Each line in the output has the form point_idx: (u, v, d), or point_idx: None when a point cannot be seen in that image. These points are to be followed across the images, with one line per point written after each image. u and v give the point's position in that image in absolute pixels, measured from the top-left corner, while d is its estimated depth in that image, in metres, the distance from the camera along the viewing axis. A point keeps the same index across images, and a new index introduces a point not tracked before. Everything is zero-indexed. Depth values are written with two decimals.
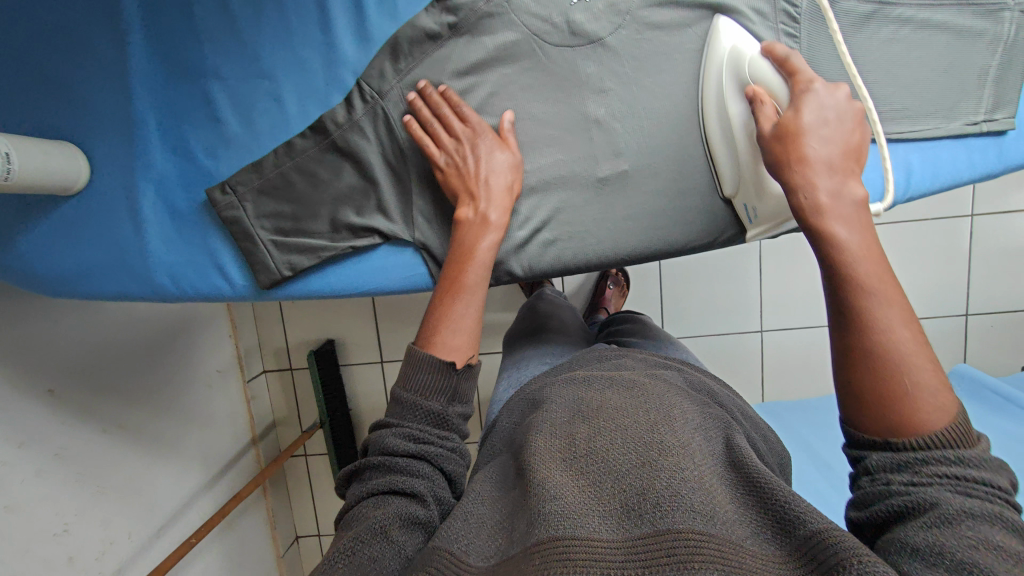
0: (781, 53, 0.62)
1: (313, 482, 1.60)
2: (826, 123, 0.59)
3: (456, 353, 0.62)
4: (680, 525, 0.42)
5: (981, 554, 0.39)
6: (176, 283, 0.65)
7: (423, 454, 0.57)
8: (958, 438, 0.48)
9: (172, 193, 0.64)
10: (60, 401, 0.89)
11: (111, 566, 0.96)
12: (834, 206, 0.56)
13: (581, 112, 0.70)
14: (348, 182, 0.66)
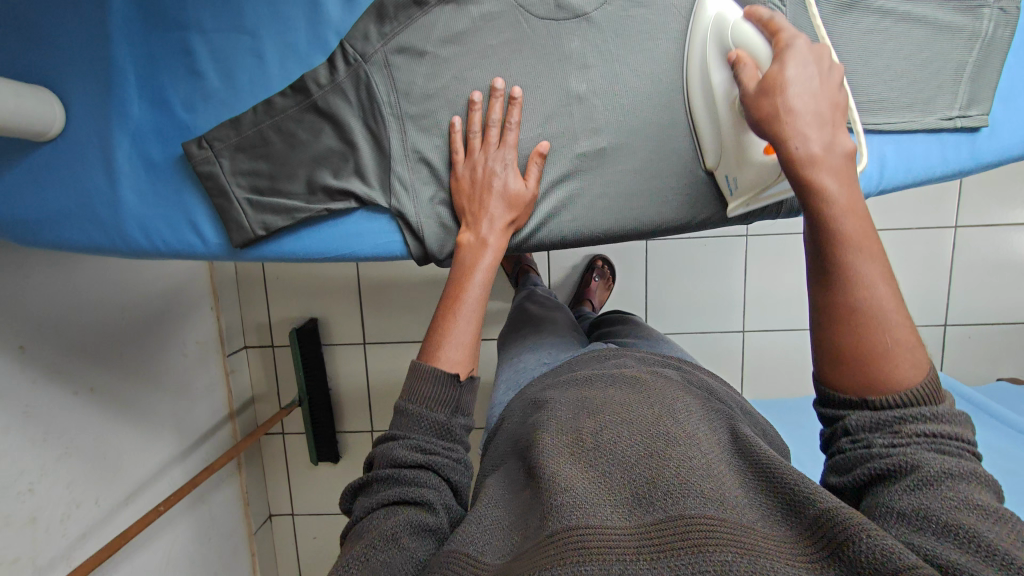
0: (765, 15, 0.59)
1: (289, 461, 1.60)
2: (811, 74, 0.56)
3: (451, 364, 0.64)
4: (690, 510, 0.45)
5: (963, 512, 0.43)
6: (149, 237, 0.64)
7: (429, 465, 0.58)
8: (929, 396, 0.53)
9: (148, 145, 0.63)
10: (31, 360, 0.88)
11: (75, 529, 0.95)
12: (827, 158, 0.54)
13: (564, 87, 0.68)
14: (326, 144, 0.65)
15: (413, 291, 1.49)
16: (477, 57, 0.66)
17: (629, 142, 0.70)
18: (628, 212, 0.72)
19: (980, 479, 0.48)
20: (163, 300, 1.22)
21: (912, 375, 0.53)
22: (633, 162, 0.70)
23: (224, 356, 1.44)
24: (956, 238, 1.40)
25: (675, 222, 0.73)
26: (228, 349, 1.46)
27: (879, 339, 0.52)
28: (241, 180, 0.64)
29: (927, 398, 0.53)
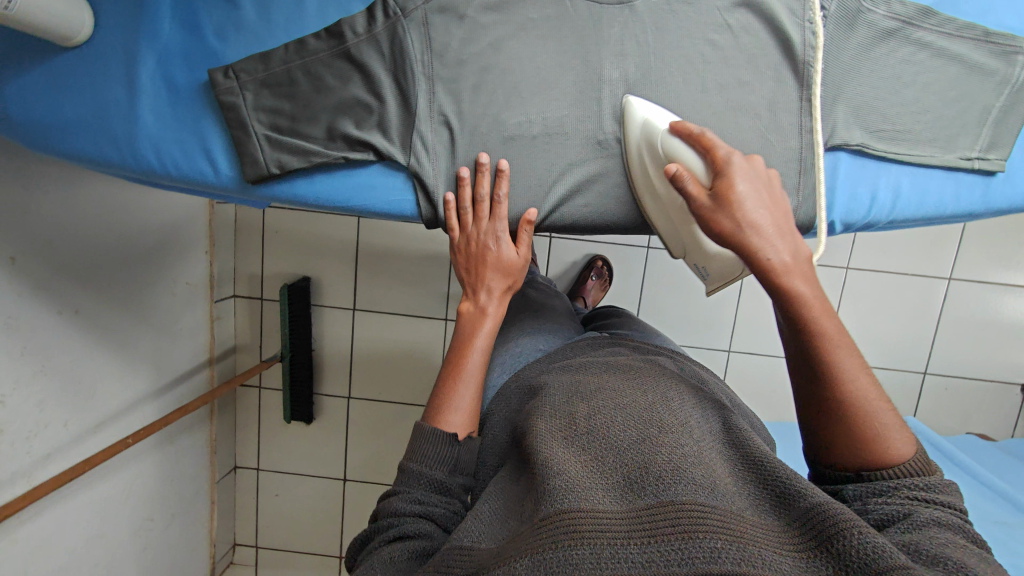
0: (694, 129, 0.61)
1: (262, 416, 1.59)
2: (756, 191, 0.59)
3: (461, 426, 0.70)
4: (682, 498, 0.48)
5: (952, 549, 0.45)
6: (160, 162, 0.59)
7: (427, 515, 0.63)
8: (920, 468, 0.55)
9: (173, 67, 0.58)
10: (19, 272, 0.87)
11: (41, 450, 0.94)
12: (795, 265, 0.58)
13: (597, 74, 0.65)
14: (352, 93, 0.61)
15: (409, 264, 1.49)
16: (516, 28, 0.63)
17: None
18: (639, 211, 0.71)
19: (970, 534, 0.49)
20: (160, 236, 1.22)
21: (906, 445, 0.56)
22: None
23: (212, 302, 1.44)
24: (947, 290, 1.43)
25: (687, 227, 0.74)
26: (216, 295, 1.45)
27: (870, 429, 0.55)
28: (262, 116, 0.59)
29: (916, 468, 0.55)
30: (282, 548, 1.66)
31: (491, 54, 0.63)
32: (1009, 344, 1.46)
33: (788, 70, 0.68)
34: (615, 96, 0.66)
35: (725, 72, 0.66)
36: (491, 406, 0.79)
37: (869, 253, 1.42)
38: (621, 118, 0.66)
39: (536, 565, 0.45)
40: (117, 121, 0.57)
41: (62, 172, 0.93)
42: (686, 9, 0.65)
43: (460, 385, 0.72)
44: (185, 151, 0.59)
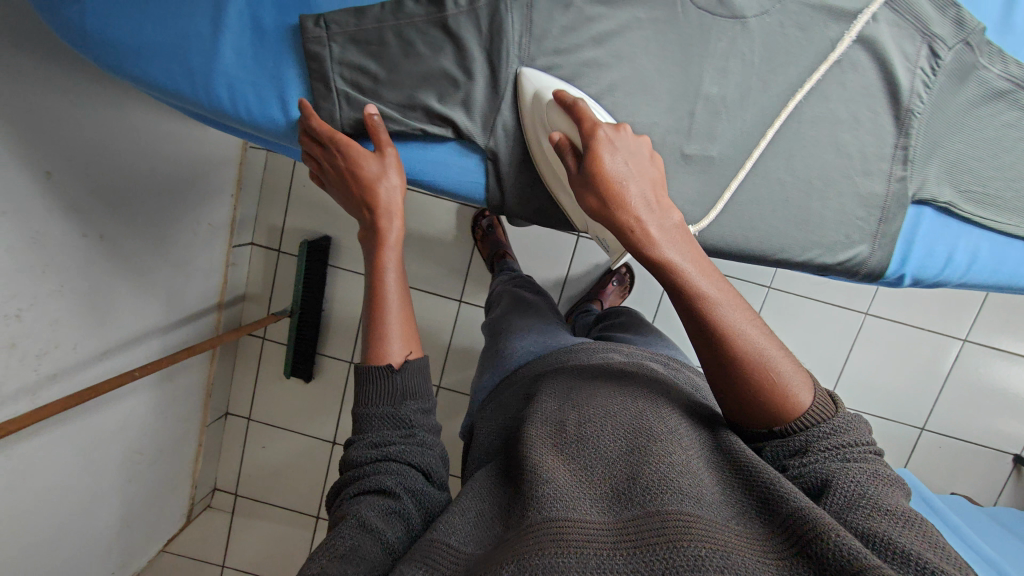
0: (567, 98, 0.57)
1: (261, 367, 1.59)
2: (626, 163, 0.57)
3: (396, 353, 0.70)
4: (669, 508, 0.48)
5: (878, 520, 0.46)
6: (235, 107, 0.57)
7: (392, 458, 0.63)
8: (824, 412, 0.56)
9: (260, 4, 0.55)
10: (52, 187, 0.85)
11: (47, 369, 0.93)
12: (665, 234, 0.57)
13: (694, 86, 0.64)
14: (442, 65, 0.59)
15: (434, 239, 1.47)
16: (623, 24, 0.61)
17: (736, 160, 0.68)
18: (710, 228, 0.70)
19: (882, 478, 0.52)
20: (189, 170, 1.20)
21: (805, 389, 0.57)
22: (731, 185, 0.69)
23: (230, 247, 1.42)
24: (960, 350, 1.44)
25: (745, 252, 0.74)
26: (235, 240, 1.43)
27: (766, 390, 0.56)
28: (347, 74, 0.58)
29: (822, 413, 0.56)
30: (261, 499, 1.66)
31: (589, 45, 0.61)
32: (1011, 413, 1.47)
33: (890, 114, 0.69)
34: (709, 111, 0.66)
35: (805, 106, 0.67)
36: (482, 427, 0.79)
37: (891, 301, 1.43)
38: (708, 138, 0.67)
39: (521, 566, 0.44)
40: (196, 55, 0.54)
41: (108, 92, 0.91)
42: (797, 31, 0.63)
43: (385, 312, 0.71)
44: (262, 98, 0.58)
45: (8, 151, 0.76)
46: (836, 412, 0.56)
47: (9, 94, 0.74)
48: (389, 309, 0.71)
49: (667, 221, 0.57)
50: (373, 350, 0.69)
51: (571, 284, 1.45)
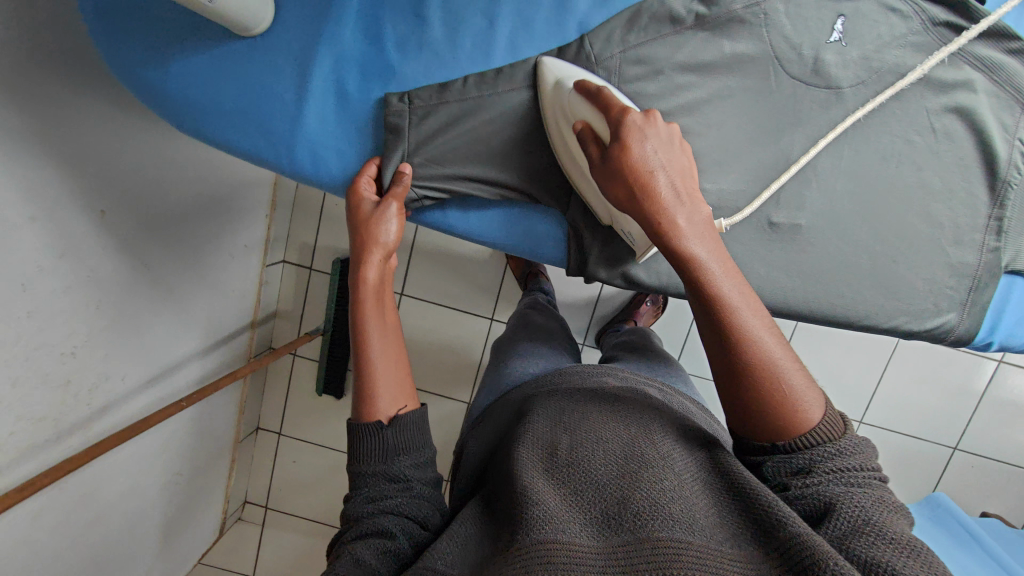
0: (592, 86, 0.55)
1: (292, 383, 1.59)
2: (658, 151, 0.53)
3: (387, 408, 0.59)
4: (659, 535, 0.46)
5: (882, 550, 0.41)
6: (314, 168, 0.59)
7: (384, 507, 0.55)
8: (832, 430, 0.51)
9: (346, 74, 0.57)
10: (106, 225, 0.85)
11: (99, 402, 0.94)
12: (690, 228, 0.53)
13: (782, 153, 0.65)
14: (526, 135, 0.63)
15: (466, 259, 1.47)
16: (712, 93, 0.63)
17: (822, 226, 0.67)
18: (794, 291, 0.68)
19: (891, 505, 0.46)
20: (228, 196, 1.19)
21: (814, 400, 0.51)
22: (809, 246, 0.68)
23: (263, 265, 1.41)
24: (997, 372, 1.43)
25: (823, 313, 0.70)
26: (268, 259, 1.42)
27: (774, 401, 0.51)
28: (425, 142, 0.60)
29: (831, 431, 0.51)
30: (291, 513, 1.67)
31: (674, 112, 0.61)
32: None
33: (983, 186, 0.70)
34: (798, 179, 0.66)
35: (880, 166, 0.67)
36: (467, 442, 0.74)
37: None
38: (797, 204, 0.67)
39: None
40: (277, 119, 0.56)
41: (160, 128, 0.91)
42: (897, 103, 0.66)
43: (377, 369, 0.60)
44: (340, 157, 0.60)
45: (69, 194, 0.76)
46: (845, 431, 0.51)
47: (70, 139, 0.74)
48: (380, 364, 0.60)
49: (693, 213, 0.53)
50: (362, 409, 0.59)
51: (602, 303, 1.43)
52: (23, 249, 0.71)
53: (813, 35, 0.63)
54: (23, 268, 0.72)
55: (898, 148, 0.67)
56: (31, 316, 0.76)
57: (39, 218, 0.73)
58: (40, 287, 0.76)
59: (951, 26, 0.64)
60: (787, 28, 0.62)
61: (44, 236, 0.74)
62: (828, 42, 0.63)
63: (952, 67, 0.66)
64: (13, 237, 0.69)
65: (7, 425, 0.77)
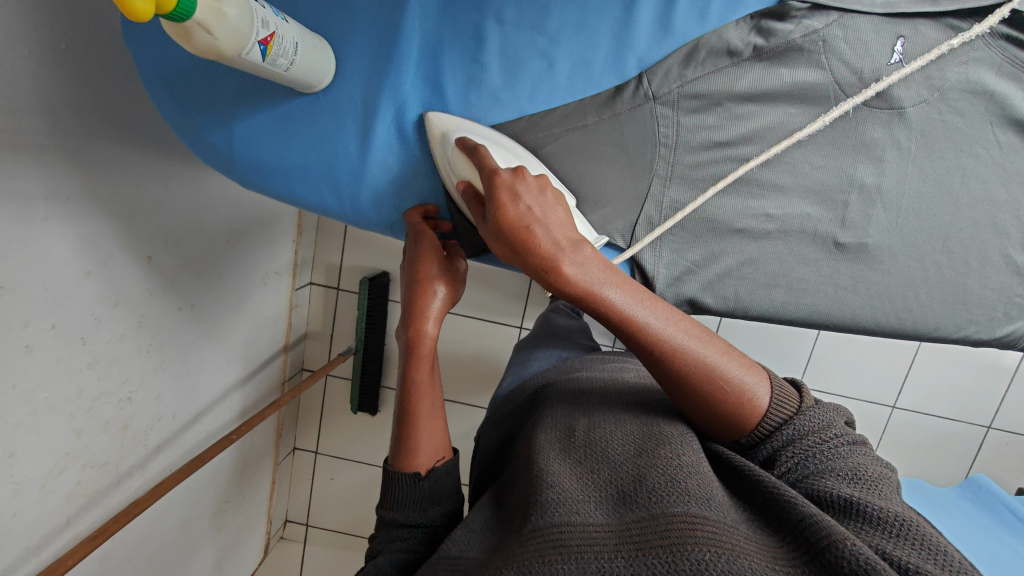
0: (470, 143, 0.54)
1: (327, 402, 1.59)
2: (532, 195, 0.52)
3: (426, 461, 0.59)
4: (673, 510, 0.39)
5: (865, 532, 0.39)
6: (378, 213, 0.62)
7: (409, 540, 0.54)
8: (788, 404, 0.49)
9: (407, 122, 0.59)
10: (154, 269, 0.85)
11: (154, 440, 0.95)
12: (574, 252, 0.50)
13: (846, 174, 0.61)
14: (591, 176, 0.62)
15: None
16: (772, 121, 0.60)
17: (889, 244, 0.63)
18: (867, 308, 0.65)
19: (869, 474, 0.43)
20: (265, 225, 1.18)
21: (762, 383, 0.50)
22: (888, 265, 0.64)
23: (292, 289, 1.37)
24: None
25: (905, 325, 0.66)
26: (298, 283, 1.39)
27: (721, 404, 0.49)
28: None
29: (786, 405, 0.49)
30: (335, 530, 1.66)
31: (740, 143, 0.61)
32: None
33: None
34: (864, 200, 0.62)
35: (964, 169, 0.61)
36: (485, 432, 0.69)
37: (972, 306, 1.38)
38: (864, 225, 0.63)
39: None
40: (341, 170, 0.59)
41: (195, 169, 0.90)
42: (960, 120, 0.60)
43: (422, 419, 0.60)
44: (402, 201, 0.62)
45: (117, 244, 0.76)
46: (803, 404, 0.49)
47: (116, 192, 0.74)
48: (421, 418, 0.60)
49: (578, 257, 0.50)
50: (402, 460, 0.58)
51: None
52: (79, 305, 0.72)
53: (873, 58, 0.57)
54: (82, 322, 0.73)
55: (964, 164, 0.61)
56: (91, 367, 0.77)
57: (95, 271, 0.73)
58: (96, 340, 0.76)
59: (1010, 39, 0.57)
60: (848, 53, 0.57)
61: (99, 289, 0.75)
62: (889, 63, 0.57)
63: (1007, 79, 0.58)
64: (72, 293, 0.70)
65: (76, 472, 0.79)
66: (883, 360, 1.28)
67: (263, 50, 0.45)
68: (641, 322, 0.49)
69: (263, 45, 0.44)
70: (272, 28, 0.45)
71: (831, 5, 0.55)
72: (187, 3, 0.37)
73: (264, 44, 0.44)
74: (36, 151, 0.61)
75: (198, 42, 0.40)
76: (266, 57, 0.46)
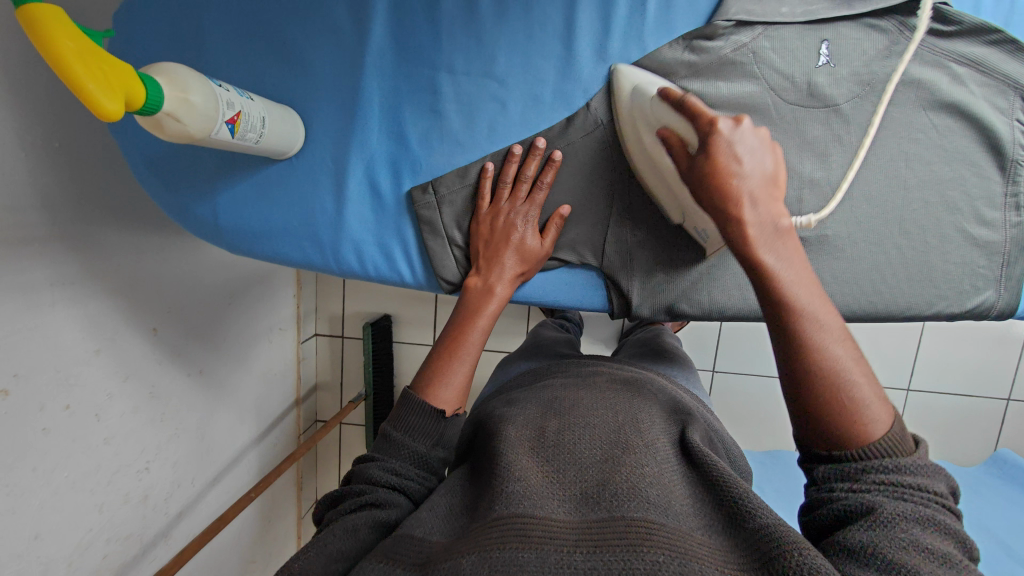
0: (676, 95, 0.51)
1: (343, 451, 1.58)
2: (747, 151, 0.49)
3: (450, 402, 0.60)
4: (632, 512, 0.41)
5: (910, 555, 0.37)
6: (360, 263, 0.64)
7: (403, 488, 0.53)
8: (895, 447, 0.45)
9: (378, 173, 0.62)
10: (160, 340, 0.89)
11: (175, 507, 0.96)
12: (763, 237, 0.49)
13: (796, 172, 0.64)
14: (554, 203, 0.65)
15: None
16: None
17: (850, 233, 0.65)
18: (841, 296, 0.67)
19: (942, 530, 0.40)
20: (263, 282, 1.21)
21: (881, 419, 0.46)
22: (850, 252, 0.66)
23: (299, 342, 1.39)
24: None
25: (883, 308, 0.67)
26: (302, 336, 1.41)
27: (834, 415, 0.46)
28: (460, 220, 0.65)
29: (894, 448, 0.45)
30: None
31: None
32: None
33: (994, 166, 0.65)
34: (816, 193, 0.64)
35: (910, 154, 0.64)
36: None
37: None
38: (823, 217, 0.65)
39: (482, 562, 0.38)
40: (321, 225, 0.62)
41: (188, 239, 0.94)
42: (895, 109, 0.63)
43: (462, 360, 0.62)
44: (382, 248, 0.65)
45: (122, 319, 0.80)
46: (909, 456, 0.45)
47: (117, 270, 0.78)
48: (462, 356, 0.62)
49: (773, 220, 0.50)
50: (427, 390, 0.60)
51: None
52: (90, 383, 0.75)
53: (801, 63, 0.61)
54: (95, 399, 0.76)
55: (906, 149, 0.64)
56: (108, 441, 0.79)
57: (104, 348, 0.77)
58: (111, 415, 0.79)
59: (928, 30, 0.61)
60: (777, 61, 0.61)
61: (109, 365, 0.78)
62: (818, 65, 0.61)
63: (932, 67, 0.62)
64: (83, 373, 0.74)
65: (101, 547, 0.80)
66: (887, 344, 1.28)
67: (231, 128, 0.49)
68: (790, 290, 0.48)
69: (230, 123, 0.48)
70: (237, 107, 0.49)
71: (755, 20, 0.59)
72: (153, 99, 0.42)
73: (232, 122, 0.48)
74: (40, 243, 0.66)
75: (170, 130, 0.45)
76: (234, 133, 0.49)
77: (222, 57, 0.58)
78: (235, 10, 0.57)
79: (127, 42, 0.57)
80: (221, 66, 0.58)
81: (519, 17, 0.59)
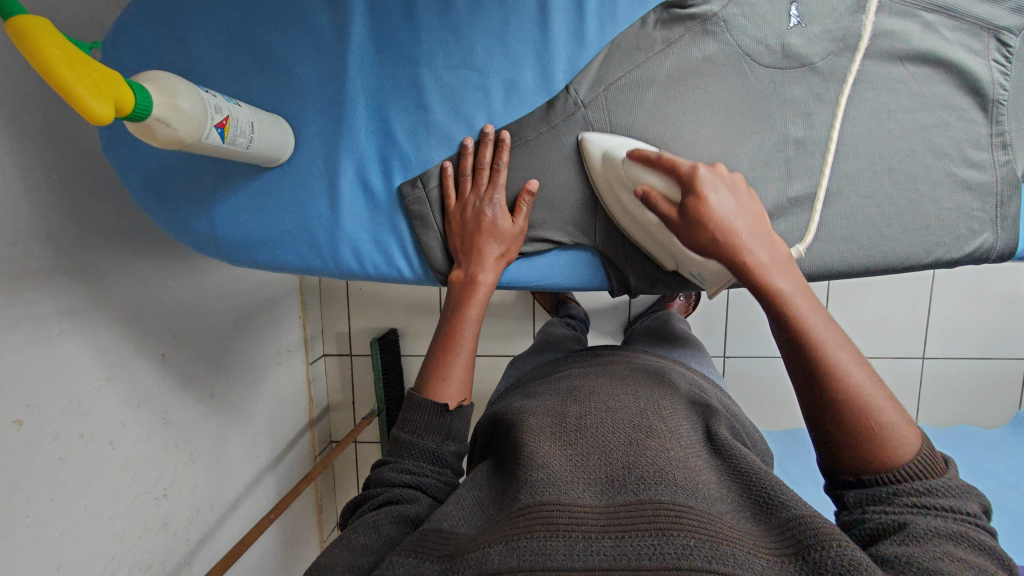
0: (649, 154, 0.56)
1: (361, 470, 1.57)
2: (731, 197, 0.52)
3: (452, 394, 0.59)
4: (660, 497, 0.40)
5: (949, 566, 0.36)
6: (359, 262, 0.65)
7: (419, 486, 0.53)
8: (926, 469, 0.44)
9: (369, 172, 0.64)
10: (170, 366, 0.89)
11: (196, 535, 0.96)
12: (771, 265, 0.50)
13: (779, 132, 0.64)
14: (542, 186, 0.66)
15: None
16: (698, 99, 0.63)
17: (840, 188, 0.66)
18: (840, 254, 0.66)
19: (980, 549, 0.39)
20: (268, 303, 1.22)
21: (906, 437, 0.45)
22: (843, 208, 0.66)
23: (308, 363, 1.39)
24: None
25: (883, 262, 0.67)
26: (310, 356, 1.41)
27: (859, 434, 0.44)
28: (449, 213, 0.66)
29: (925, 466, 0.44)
30: None
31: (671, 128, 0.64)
32: None
33: (976, 109, 0.65)
34: (802, 152, 0.65)
35: (890, 105, 0.64)
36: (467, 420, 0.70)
37: None
38: (811, 176, 0.65)
39: (509, 551, 0.37)
40: (318, 229, 0.63)
41: (190, 263, 0.94)
42: (870, 62, 0.64)
43: (457, 353, 0.61)
44: (379, 247, 0.66)
45: (130, 345, 0.81)
46: (941, 475, 0.43)
47: (123, 297, 0.79)
48: (456, 349, 0.61)
49: (773, 252, 0.51)
50: (428, 387, 0.59)
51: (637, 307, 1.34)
52: (101, 411, 0.75)
53: (773, 24, 0.62)
54: (108, 427, 0.77)
55: (886, 101, 0.64)
56: (124, 469, 0.80)
57: (113, 376, 0.77)
58: (125, 442, 0.79)
59: None
60: (749, 27, 0.62)
61: (119, 393, 0.79)
62: (790, 26, 0.62)
63: (902, 17, 0.63)
64: (94, 401, 0.74)
65: None
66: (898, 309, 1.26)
67: (221, 132, 0.50)
68: (801, 313, 0.48)
69: (219, 128, 0.50)
70: (225, 112, 0.50)
71: None
72: (142, 105, 0.44)
73: (221, 126, 0.50)
74: (46, 276, 0.67)
75: (161, 136, 0.46)
76: (224, 138, 0.51)
77: (208, 71, 0.60)
78: (217, 25, 0.59)
79: (115, 65, 0.59)
80: (208, 81, 0.60)
81: (493, 7, 0.61)
